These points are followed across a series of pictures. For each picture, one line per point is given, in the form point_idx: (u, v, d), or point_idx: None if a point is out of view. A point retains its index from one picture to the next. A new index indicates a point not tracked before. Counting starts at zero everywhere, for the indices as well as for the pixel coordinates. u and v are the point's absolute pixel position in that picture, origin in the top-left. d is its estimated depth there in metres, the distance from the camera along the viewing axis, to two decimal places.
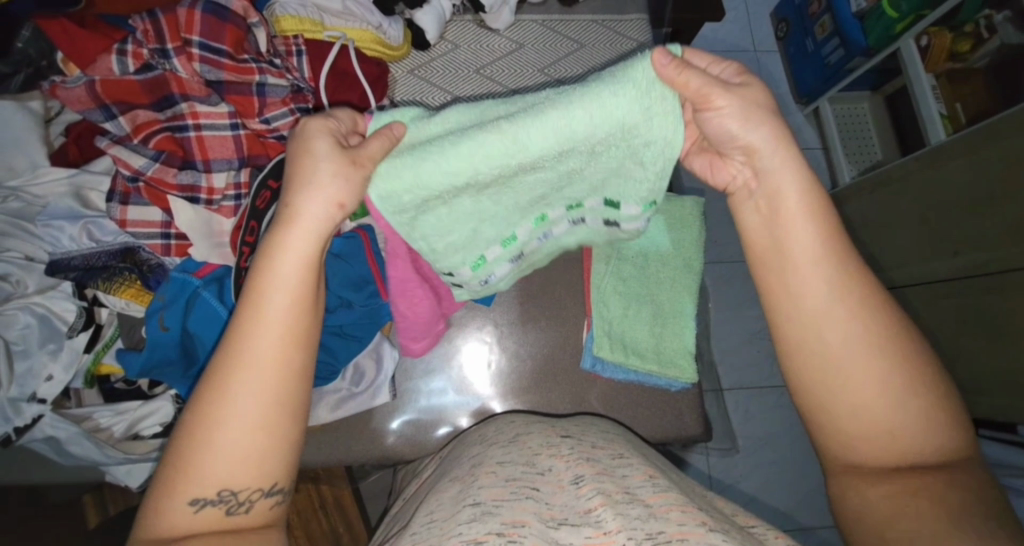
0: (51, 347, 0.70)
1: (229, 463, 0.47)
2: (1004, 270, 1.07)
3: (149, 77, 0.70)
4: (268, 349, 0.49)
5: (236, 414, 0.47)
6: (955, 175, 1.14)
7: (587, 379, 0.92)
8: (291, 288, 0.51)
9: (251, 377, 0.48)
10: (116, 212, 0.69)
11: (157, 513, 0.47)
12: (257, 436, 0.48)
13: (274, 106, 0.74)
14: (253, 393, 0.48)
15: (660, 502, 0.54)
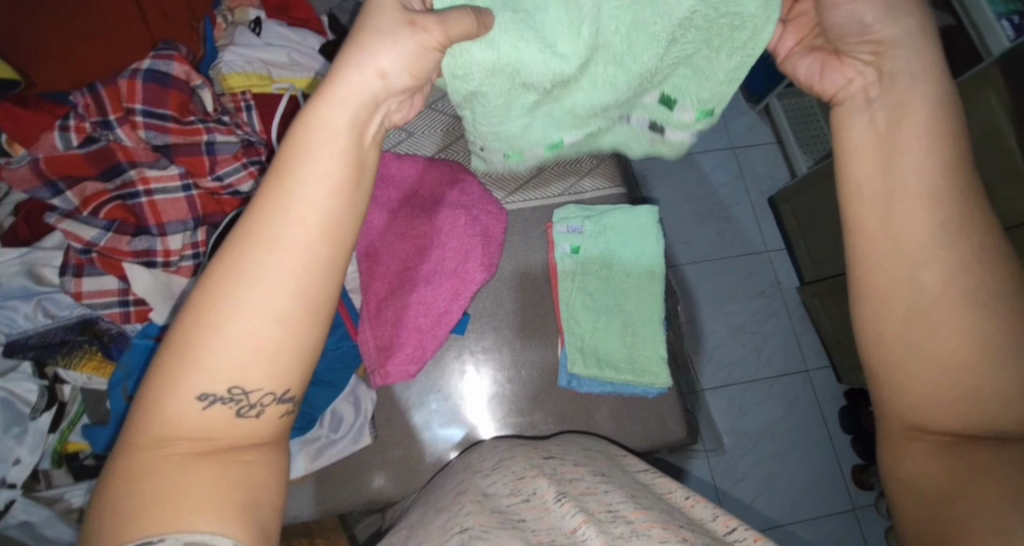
0: (16, 431, 0.67)
1: (250, 360, 0.41)
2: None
3: (94, 150, 0.71)
4: (298, 233, 0.42)
5: (253, 305, 0.41)
6: None
7: (567, 396, 0.93)
8: (332, 168, 0.44)
9: (278, 262, 0.42)
10: (70, 286, 0.69)
11: (155, 414, 0.40)
12: (277, 334, 0.42)
13: (225, 163, 0.75)
14: (281, 281, 0.41)
15: (642, 518, 0.54)
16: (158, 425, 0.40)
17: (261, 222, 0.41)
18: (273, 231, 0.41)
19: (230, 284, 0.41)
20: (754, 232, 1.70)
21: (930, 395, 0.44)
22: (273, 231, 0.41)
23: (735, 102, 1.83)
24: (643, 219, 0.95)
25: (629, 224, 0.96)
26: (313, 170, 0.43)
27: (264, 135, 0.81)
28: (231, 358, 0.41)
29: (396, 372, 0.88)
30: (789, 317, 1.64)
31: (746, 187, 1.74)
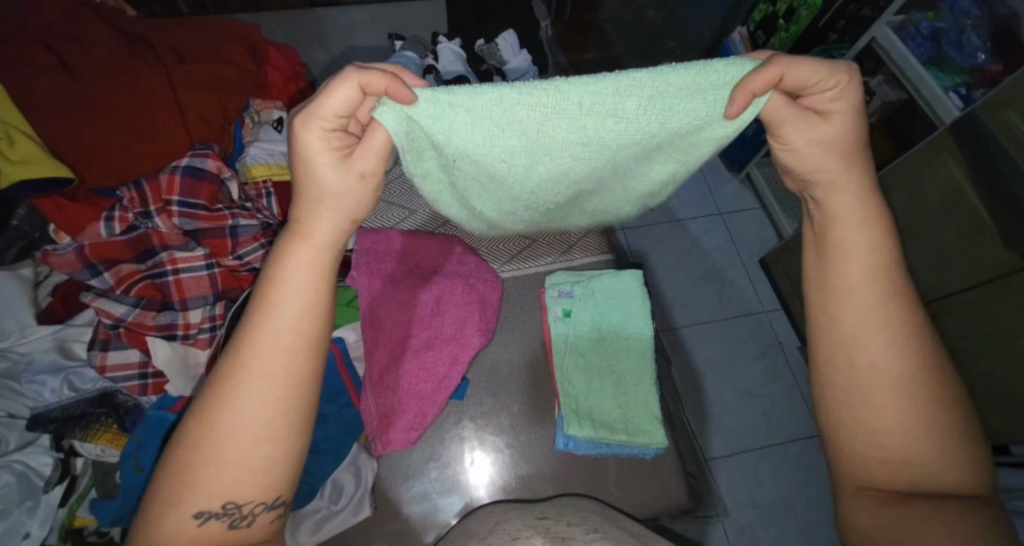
0: (29, 504, 0.67)
1: (246, 462, 0.46)
2: (945, 294, 1.19)
3: (133, 236, 0.79)
4: (276, 361, 0.48)
5: (242, 424, 0.46)
6: None
7: (567, 460, 0.94)
8: (307, 297, 0.51)
9: (261, 385, 0.48)
10: (96, 359, 0.74)
11: (152, 531, 0.45)
12: (265, 446, 0.47)
13: (246, 243, 0.84)
14: (257, 403, 0.47)
15: None
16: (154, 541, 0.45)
17: (242, 352, 0.48)
18: (255, 356, 0.48)
19: (214, 409, 0.46)
20: (750, 293, 1.77)
21: (902, 461, 0.53)
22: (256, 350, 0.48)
23: (718, 174, 1.98)
24: (628, 283, 1.02)
25: (616, 288, 1.02)
26: (283, 307, 0.50)
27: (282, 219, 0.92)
28: (231, 455, 0.46)
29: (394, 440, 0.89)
30: (794, 378, 1.65)
31: (737, 251, 1.83)
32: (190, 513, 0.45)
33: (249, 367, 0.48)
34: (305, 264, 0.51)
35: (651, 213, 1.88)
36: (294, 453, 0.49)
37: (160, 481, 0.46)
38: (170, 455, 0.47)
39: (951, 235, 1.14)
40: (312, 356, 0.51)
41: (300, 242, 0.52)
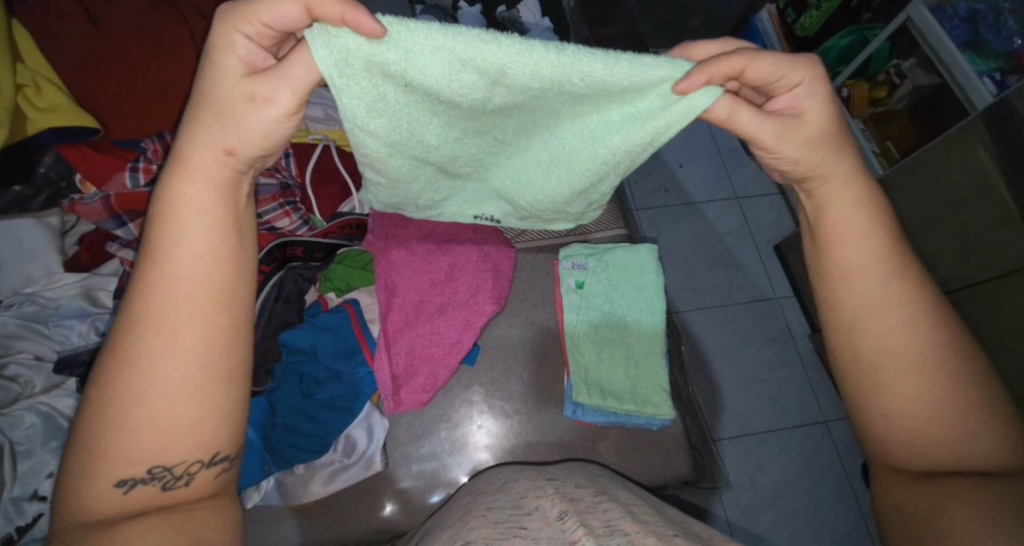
0: (54, 445, 0.73)
1: (161, 420, 0.48)
2: (962, 285, 1.16)
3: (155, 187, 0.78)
4: (182, 330, 0.48)
5: (151, 384, 0.47)
6: (903, 201, 1.27)
7: (573, 429, 0.95)
8: (205, 262, 0.50)
9: (165, 343, 0.48)
10: None
11: (79, 497, 0.47)
12: (183, 412, 0.48)
13: (265, 202, 0.87)
14: (162, 365, 0.47)
15: (638, 532, 0.57)
16: (83, 505, 0.47)
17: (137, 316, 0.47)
18: (159, 325, 0.48)
19: (123, 379, 0.47)
20: (762, 278, 1.75)
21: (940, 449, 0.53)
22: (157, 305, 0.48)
23: (736, 156, 1.94)
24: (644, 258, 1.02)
25: (628, 262, 1.02)
26: (185, 273, 0.49)
27: (299, 179, 0.96)
28: (146, 415, 0.47)
29: (408, 400, 0.92)
30: (801, 364, 1.65)
31: (751, 235, 1.81)
32: (109, 480, 0.47)
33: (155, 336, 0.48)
34: (203, 228, 0.50)
35: (667, 195, 1.85)
36: (221, 414, 0.50)
37: (81, 450, 0.48)
38: (82, 425, 0.48)
39: (978, 224, 1.11)
40: (224, 310, 0.50)
41: (190, 186, 0.50)
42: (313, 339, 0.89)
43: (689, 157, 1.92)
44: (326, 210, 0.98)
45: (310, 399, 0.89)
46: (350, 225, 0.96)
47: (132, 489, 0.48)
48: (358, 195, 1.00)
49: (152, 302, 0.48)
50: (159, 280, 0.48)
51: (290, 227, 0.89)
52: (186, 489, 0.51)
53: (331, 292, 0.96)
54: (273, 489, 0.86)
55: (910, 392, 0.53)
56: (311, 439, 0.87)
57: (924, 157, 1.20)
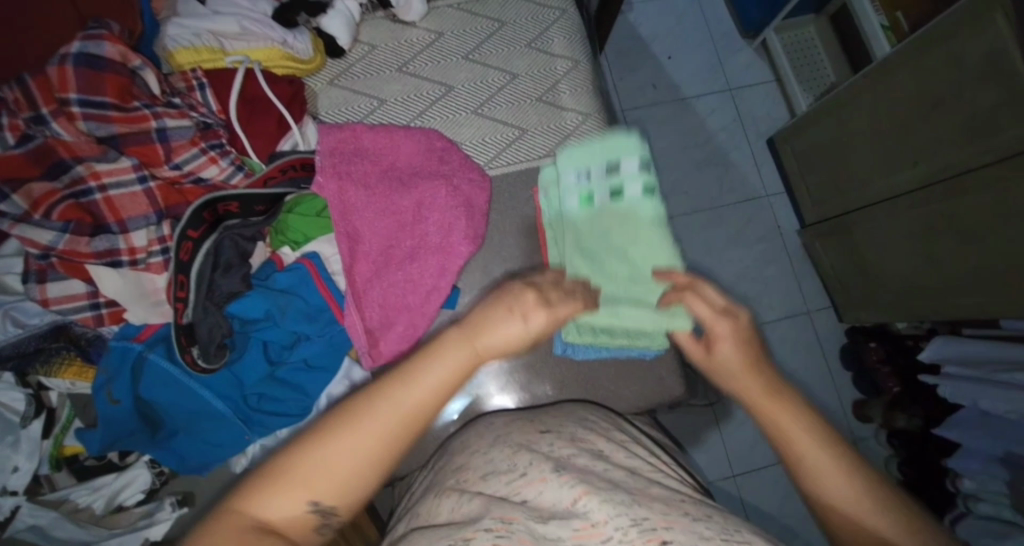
0: (9, 440, 0.68)
1: (339, 484, 0.49)
2: (961, 172, 1.08)
3: (32, 149, 0.65)
4: (411, 421, 0.51)
5: (347, 456, 0.49)
6: (905, 83, 1.13)
7: (562, 363, 0.92)
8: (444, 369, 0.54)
9: (375, 428, 0.50)
10: (35, 292, 0.66)
11: (245, 514, 0.48)
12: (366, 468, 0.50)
13: (182, 149, 0.72)
14: (361, 450, 0.49)
15: (644, 491, 0.57)
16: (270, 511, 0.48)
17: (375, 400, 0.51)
18: (370, 418, 0.50)
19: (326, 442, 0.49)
20: (754, 177, 1.65)
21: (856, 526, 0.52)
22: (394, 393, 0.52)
23: (731, 40, 1.73)
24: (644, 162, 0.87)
25: (624, 171, 0.87)
26: (429, 374, 0.54)
27: (222, 116, 0.82)
28: (337, 474, 0.49)
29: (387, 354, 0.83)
30: (790, 262, 1.61)
31: (744, 131, 1.67)
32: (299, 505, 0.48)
33: (373, 417, 0.51)
34: (450, 367, 0.55)
35: (655, 92, 1.68)
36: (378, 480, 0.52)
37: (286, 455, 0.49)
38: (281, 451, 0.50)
39: (987, 105, 1.00)
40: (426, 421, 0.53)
41: (460, 332, 0.57)
42: (270, 304, 0.78)
43: (678, 45, 1.71)
44: (262, 149, 0.84)
45: (281, 365, 0.80)
46: (293, 166, 0.82)
47: (302, 519, 0.49)
48: (298, 127, 0.86)
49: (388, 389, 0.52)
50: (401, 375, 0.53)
51: (219, 176, 0.74)
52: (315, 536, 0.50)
53: (285, 247, 0.84)
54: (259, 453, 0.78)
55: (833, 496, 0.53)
56: (290, 403, 0.79)
57: (935, 30, 1.04)
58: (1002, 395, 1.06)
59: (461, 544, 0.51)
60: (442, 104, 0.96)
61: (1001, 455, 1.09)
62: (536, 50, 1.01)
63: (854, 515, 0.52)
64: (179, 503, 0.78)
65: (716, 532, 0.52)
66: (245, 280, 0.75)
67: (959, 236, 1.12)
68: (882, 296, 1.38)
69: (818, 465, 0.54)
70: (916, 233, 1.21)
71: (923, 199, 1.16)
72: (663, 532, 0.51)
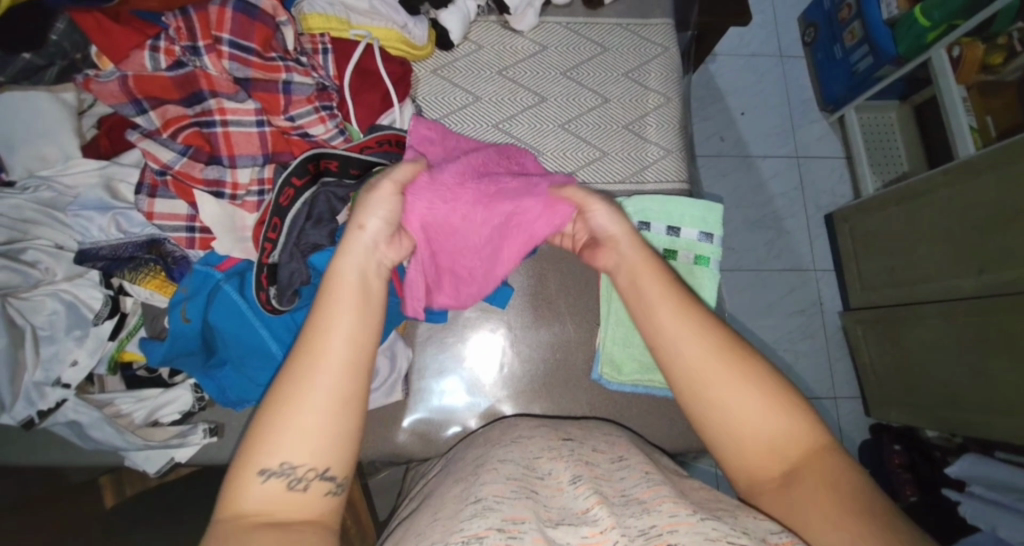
0: (77, 333, 0.73)
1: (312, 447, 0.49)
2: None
3: (180, 73, 0.72)
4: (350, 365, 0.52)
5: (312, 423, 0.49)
6: (983, 189, 1.11)
7: (593, 387, 0.92)
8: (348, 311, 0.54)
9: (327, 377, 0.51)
10: (143, 204, 0.71)
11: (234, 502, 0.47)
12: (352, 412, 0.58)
13: (299, 104, 0.76)
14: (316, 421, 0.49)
15: (654, 496, 0.56)
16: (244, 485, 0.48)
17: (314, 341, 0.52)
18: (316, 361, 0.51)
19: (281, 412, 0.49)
20: (805, 248, 1.62)
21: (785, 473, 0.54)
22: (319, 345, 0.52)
23: (807, 109, 1.72)
24: (706, 235, 0.94)
25: (683, 237, 0.94)
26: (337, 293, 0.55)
27: (337, 82, 0.87)
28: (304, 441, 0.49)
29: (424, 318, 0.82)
30: (824, 341, 1.56)
31: (803, 200, 1.65)
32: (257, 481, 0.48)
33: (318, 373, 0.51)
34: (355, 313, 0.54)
35: (721, 143, 1.68)
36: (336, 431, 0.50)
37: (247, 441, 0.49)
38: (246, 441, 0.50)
39: None
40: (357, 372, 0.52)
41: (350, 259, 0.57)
42: None
43: (753, 103, 1.72)
44: (363, 119, 0.87)
45: None
46: (388, 140, 0.84)
47: (268, 488, 0.48)
48: (399, 107, 0.90)
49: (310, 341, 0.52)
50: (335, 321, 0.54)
51: (324, 135, 0.78)
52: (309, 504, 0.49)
53: None
54: None
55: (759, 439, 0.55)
56: None
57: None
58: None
59: (474, 543, 0.49)
60: (533, 112, 0.99)
61: None
62: (631, 80, 1.04)
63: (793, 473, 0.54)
64: (210, 431, 0.81)
65: (724, 534, 0.48)
66: (332, 236, 0.75)
67: (1014, 356, 1.07)
68: (918, 399, 1.33)
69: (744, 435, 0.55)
70: (967, 342, 1.16)
71: (982, 309, 1.13)
72: (667, 536, 0.49)
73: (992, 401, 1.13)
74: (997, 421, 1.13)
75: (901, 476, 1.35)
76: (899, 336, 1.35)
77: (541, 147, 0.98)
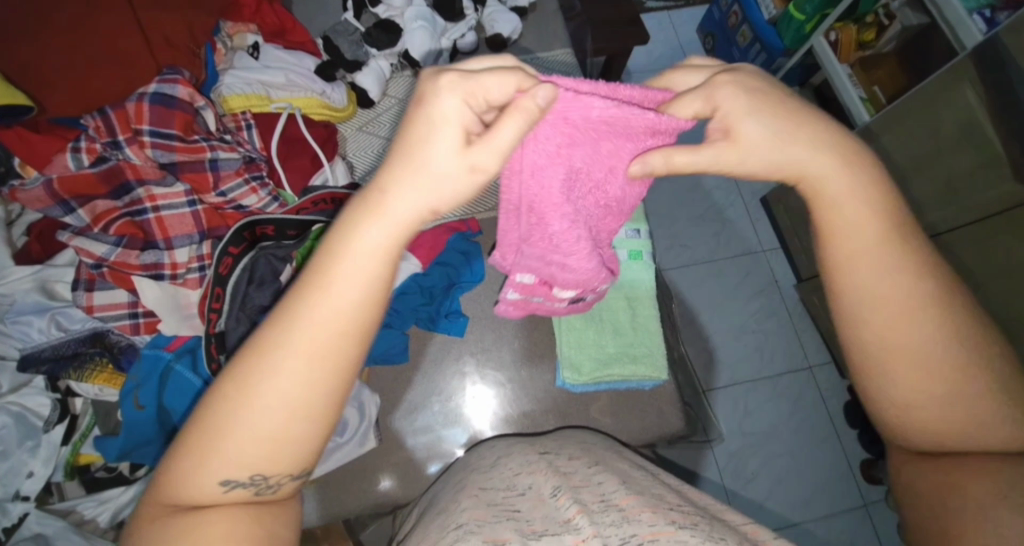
0: (29, 444, 0.71)
1: (261, 439, 0.41)
2: (943, 230, 1.08)
3: (104, 168, 0.74)
4: (319, 347, 0.42)
5: (274, 401, 0.41)
6: (889, 148, 1.16)
7: (565, 396, 0.95)
8: (365, 268, 0.43)
9: (292, 365, 0.41)
10: (82, 299, 0.72)
11: (181, 481, 0.42)
12: (325, 355, 0.42)
13: (229, 178, 0.80)
14: (283, 390, 0.41)
15: (634, 505, 0.56)
16: (178, 493, 0.42)
17: (302, 301, 0.42)
18: (284, 340, 0.41)
19: (244, 385, 0.41)
20: (749, 231, 1.72)
21: (954, 430, 0.46)
22: (299, 331, 0.41)
23: None
24: (635, 232, 1.01)
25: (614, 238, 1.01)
26: (363, 239, 0.43)
27: (265, 153, 0.91)
28: (271, 412, 0.41)
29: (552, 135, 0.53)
30: (788, 315, 1.63)
31: (738, 189, 1.77)
32: (215, 477, 0.41)
33: (293, 350, 0.41)
34: (354, 284, 0.42)
35: None
36: (299, 421, 0.42)
37: (192, 431, 0.42)
38: (203, 405, 0.43)
39: (963, 169, 1.03)
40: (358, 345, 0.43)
41: (367, 215, 0.43)
42: None
43: None
44: (296, 183, 0.92)
45: None
46: (324, 200, 0.86)
47: (230, 496, 0.42)
48: (329, 165, 0.94)
49: (290, 317, 0.42)
50: (316, 300, 0.42)
51: (258, 204, 0.82)
52: (245, 505, 0.43)
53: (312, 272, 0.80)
54: None
55: (932, 387, 0.45)
56: None
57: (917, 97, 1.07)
58: None
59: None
60: None
61: None
62: None
63: (938, 424, 0.46)
64: None
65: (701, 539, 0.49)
66: (275, 295, 0.77)
67: None
68: None
69: (911, 377, 0.45)
70: None
71: None
72: None
73: None
74: None
75: None
76: None
77: None
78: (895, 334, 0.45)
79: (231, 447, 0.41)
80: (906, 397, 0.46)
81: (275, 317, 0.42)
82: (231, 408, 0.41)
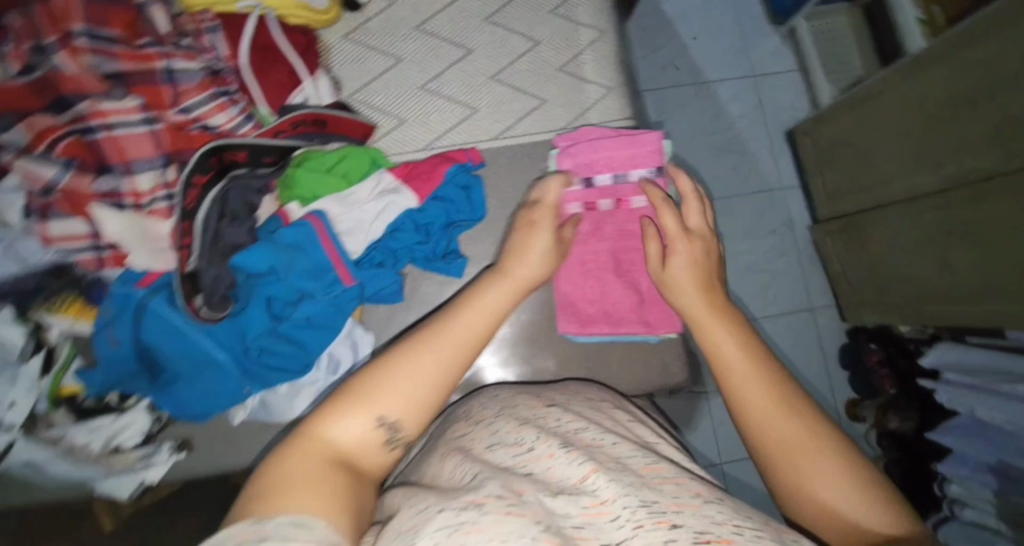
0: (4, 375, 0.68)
1: (406, 397, 0.55)
2: (988, 176, 0.97)
3: (36, 78, 0.65)
4: (462, 344, 0.60)
5: (420, 377, 0.56)
6: (938, 79, 1.02)
7: (567, 342, 0.91)
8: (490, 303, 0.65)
9: (441, 350, 0.59)
10: (37, 229, 0.67)
11: (330, 428, 0.53)
12: (464, 352, 0.60)
13: (190, 93, 0.71)
14: (428, 372, 0.57)
15: (654, 472, 0.51)
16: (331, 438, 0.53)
17: (450, 318, 0.61)
18: (436, 338, 0.59)
19: (401, 360, 0.57)
20: (771, 167, 1.60)
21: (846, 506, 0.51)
22: (448, 330, 0.60)
23: (759, 23, 1.65)
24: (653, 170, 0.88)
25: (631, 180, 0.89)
26: (488, 297, 0.66)
27: (231, 61, 0.77)
28: (416, 381, 0.56)
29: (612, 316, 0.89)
30: (798, 256, 1.55)
31: (765, 121, 1.61)
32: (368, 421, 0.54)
33: (441, 342, 0.59)
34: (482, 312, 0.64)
35: (676, 73, 1.62)
36: (432, 392, 0.57)
37: (347, 390, 0.56)
38: (360, 374, 0.57)
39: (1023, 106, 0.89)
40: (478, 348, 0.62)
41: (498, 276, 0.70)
42: (275, 259, 0.74)
43: (706, 25, 1.64)
44: (274, 101, 0.80)
45: (283, 320, 0.77)
46: (306, 121, 0.80)
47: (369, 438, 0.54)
48: (311, 80, 0.82)
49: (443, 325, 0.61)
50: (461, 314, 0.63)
51: (227, 124, 0.74)
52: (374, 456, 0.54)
53: (293, 203, 0.80)
54: (259, 406, 0.79)
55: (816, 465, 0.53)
56: (287, 360, 0.77)
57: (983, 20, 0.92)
58: (1011, 408, 0.97)
59: (473, 510, 0.44)
60: (461, 67, 0.93)
61: (993, 464, 1.03)
62: (562, 17, 0.96)
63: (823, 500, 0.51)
64: (177, 448, 0.78)
65: (729, 516, 0.46)
66: (251, 233, 0.76)
67: (975, 248, 1.02)
68: (889, 299, 1.28)
69: (784, 445, 0.55)
70: (936, 239, 1.09)
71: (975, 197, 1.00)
72: (673, 516, 0.45)
73: (968, 290, 1.07)
74: (963, 309, 1.10)
75: (879, 373, 1.40)
76: (866, 241, 1.29)
77: (477, 108, 0.92)
78: (762, 410, 0.57)
79: (378, 401, 0.55)
80: (794, 473, 0.53)
81: (422, 331, 0.60)
82: (386, 378, 0.56)
